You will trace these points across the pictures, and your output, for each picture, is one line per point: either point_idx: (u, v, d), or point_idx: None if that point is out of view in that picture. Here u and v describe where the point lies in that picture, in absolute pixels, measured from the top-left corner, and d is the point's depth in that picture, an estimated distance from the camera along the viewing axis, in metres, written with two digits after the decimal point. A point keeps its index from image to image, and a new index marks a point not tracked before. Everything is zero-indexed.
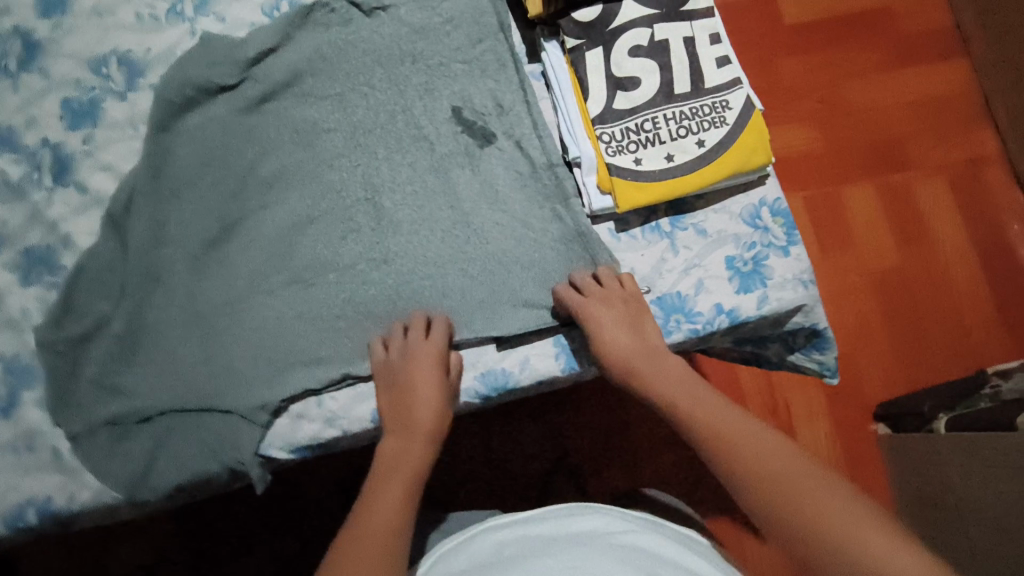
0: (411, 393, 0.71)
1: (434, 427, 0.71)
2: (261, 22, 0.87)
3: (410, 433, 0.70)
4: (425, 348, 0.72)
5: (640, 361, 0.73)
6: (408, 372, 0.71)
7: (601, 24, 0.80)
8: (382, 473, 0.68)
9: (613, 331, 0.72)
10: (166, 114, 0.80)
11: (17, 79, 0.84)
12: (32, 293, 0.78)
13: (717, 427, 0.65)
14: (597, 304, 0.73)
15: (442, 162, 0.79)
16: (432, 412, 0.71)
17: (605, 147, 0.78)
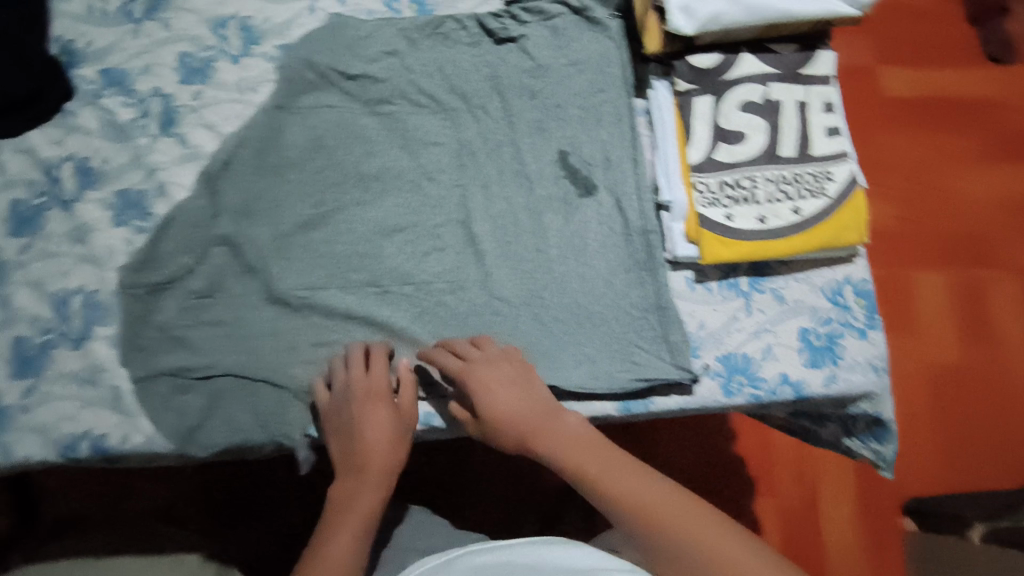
0: (359, 434, 0.71)
1: (382, 467, 0.71)
2: (379, 10, 0.87)
3: (358, 474, 0.70)
4: (369, 384, 0.71)
5: (539, 420, 0.70)
6: (357, 413, 0.71)
7: (717, 73, 0.77)
8: (334, 517, 0.69)
9: (506, 397, 0.71)
10: (286, 92, 0.80)
11: (141, 25, 0.85)
12: (120, 233, 0.78)
13: (613, 479, 0.66)
14: (481, 371, 0.71)
15: (539, 204, 0.80)
16: (385, 456, 0.71)
17: (699, 197, 0.77)
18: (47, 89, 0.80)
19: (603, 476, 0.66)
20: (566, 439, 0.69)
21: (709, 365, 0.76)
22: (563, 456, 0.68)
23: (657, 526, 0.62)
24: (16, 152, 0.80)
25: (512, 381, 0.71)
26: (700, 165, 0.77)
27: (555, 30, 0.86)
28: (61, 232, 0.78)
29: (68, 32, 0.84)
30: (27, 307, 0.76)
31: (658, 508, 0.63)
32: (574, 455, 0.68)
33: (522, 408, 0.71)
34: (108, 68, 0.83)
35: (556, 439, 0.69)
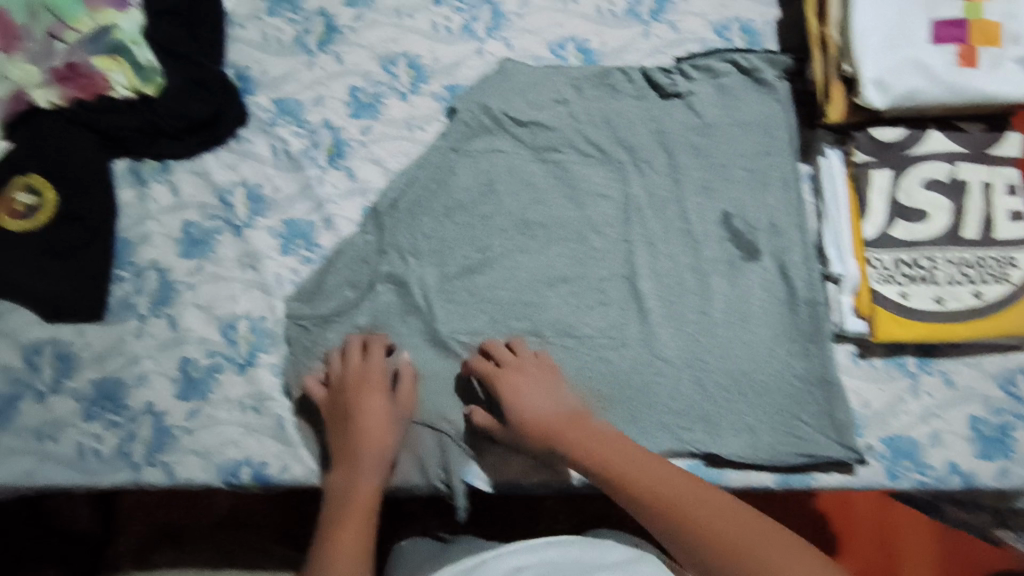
0: (353, 424, 0.71)
1: (376, 458, 0.71)
2: (546, 57, 0.88)
3: (356, 466, 0.70)
4: (365, 374, 0.73)
5: (555, 422, 0.71)
6: (352, 404, 0.72)
7: (901, 148, 0.76)
8: (334, 507, 0.69)
9: (525, 400, 0.72)
10: (461, 136, 0.81)
11: (315, 57, 0.86)
12: (288, 263, 0.79)
13: (626, 471, 0.66)
14: (514, 377, 0.72)
15: (704, 265, 0.81)
16: (378, 443, 0.71)
17: (873, 273, 0.76)
18: (224, 115, 0.81)
19: (631, 477, 0.65)
20: (589, 441, 0.69)
21: (873, 446, 0.75)
22: (589, 459, 0.68)
23: (671, 518, 0.62)
24: (189, 174, 0.81)
25: (535, 385, 0.72)
26: (876, 241, 0.76)
27: (721, 87, 0.86)
28: (231, 256, 0.79)
29: (243, 59, 0.85)
30: (195, 328, 0.76)
31: (696, 511, 0.62)
32: (598, 456, 0.68)
33: (553, 417, 0.71)
34: (283, 97, 0.84)
35: (581, 441, 0.69)
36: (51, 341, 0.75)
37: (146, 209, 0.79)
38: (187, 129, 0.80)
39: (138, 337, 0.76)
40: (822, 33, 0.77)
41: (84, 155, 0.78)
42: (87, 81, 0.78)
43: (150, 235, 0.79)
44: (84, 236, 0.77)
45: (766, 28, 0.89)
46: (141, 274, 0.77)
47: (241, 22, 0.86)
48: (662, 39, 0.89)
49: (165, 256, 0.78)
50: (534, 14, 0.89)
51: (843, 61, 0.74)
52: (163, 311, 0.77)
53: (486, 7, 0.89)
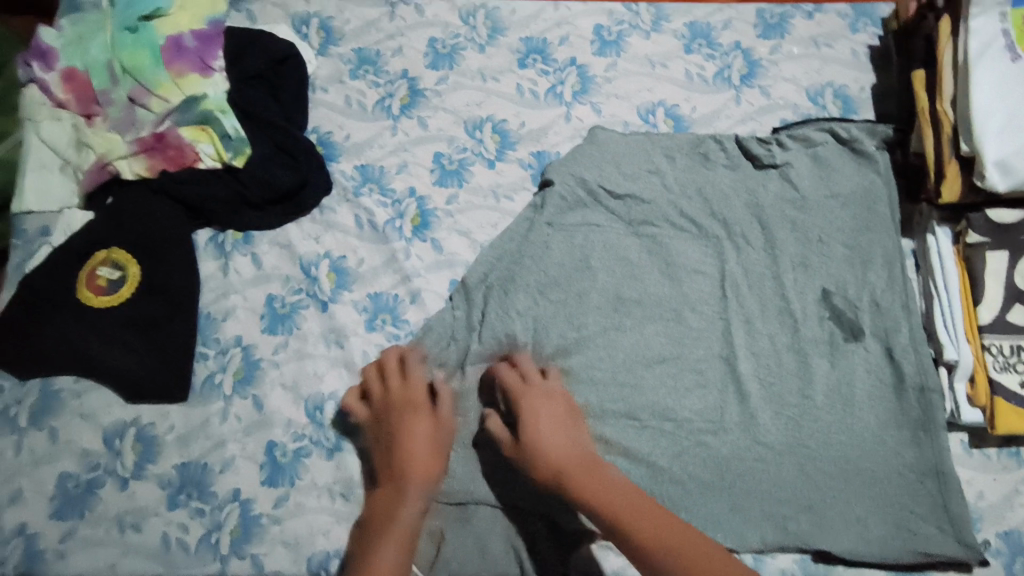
0: (396, 444, 0.69)
1: (420, 478, 0.67)
2: (635, 123, 0.85)
3: (398, 485, 0.67)
4: (406, 391, 0.71)
5: (573, 461, 0.66)
6: (396, 423, 0.70)
7: (1018, 230, 0.73)
8: (376, 531, 0.65)
9: (549, 434, 0.67)
10: (557, 209, 0.78)
11: (398, 122, 0.83)
12: (374, 339, 0.76)
13: (638, 526, 0.62)
14: (538, 406, 0.69)
15: (804, 345, 0.77)
16: (420, 464, 0.68)
17: (991, 360, 0.73)
18: (309, 183, 0.78)
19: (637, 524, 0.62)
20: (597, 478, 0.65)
21: (990, 541, 0.72)
22: (594, 500, 0.64)
23: None
24: (272, 245, 0.78)
25: (554, 406, 0.70)
26: (991, 326, 0.73)
27: (817, 157, 0.83)
28: (316, 332, 0.76)
29: (324, 123, 0.83)
30: (281, 409, 0.73)
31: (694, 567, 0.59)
32: (604, 498, 0.64)
33: (567, 446, 0.67)
34: (366, 164, 0.81)
35: (589, 484, 0.65)
36: (133, 423, 0.72)
37: (229, 282, 0.77)
38: (273, 200, 0.78)
39: (223, 419, 0.73)
40: (938, 109, 0.75)
41: (167, 226, 0.76)
42: (175, 153, 0.76)
43: (233, 310, 0.76)
44: (167, 310, 0.74)
45: (862, 95, 0.87)
46: (226, 351, 0.75)
47: (322, 85, 0.84)
48: (753, 104, 0.86)
49: (249, 332, 0.76)
50: (623, 78, 0.87)
51: (960, 140, 0.72)
52: (248, 391, 0.74)
53: (573, 69, 0.87)
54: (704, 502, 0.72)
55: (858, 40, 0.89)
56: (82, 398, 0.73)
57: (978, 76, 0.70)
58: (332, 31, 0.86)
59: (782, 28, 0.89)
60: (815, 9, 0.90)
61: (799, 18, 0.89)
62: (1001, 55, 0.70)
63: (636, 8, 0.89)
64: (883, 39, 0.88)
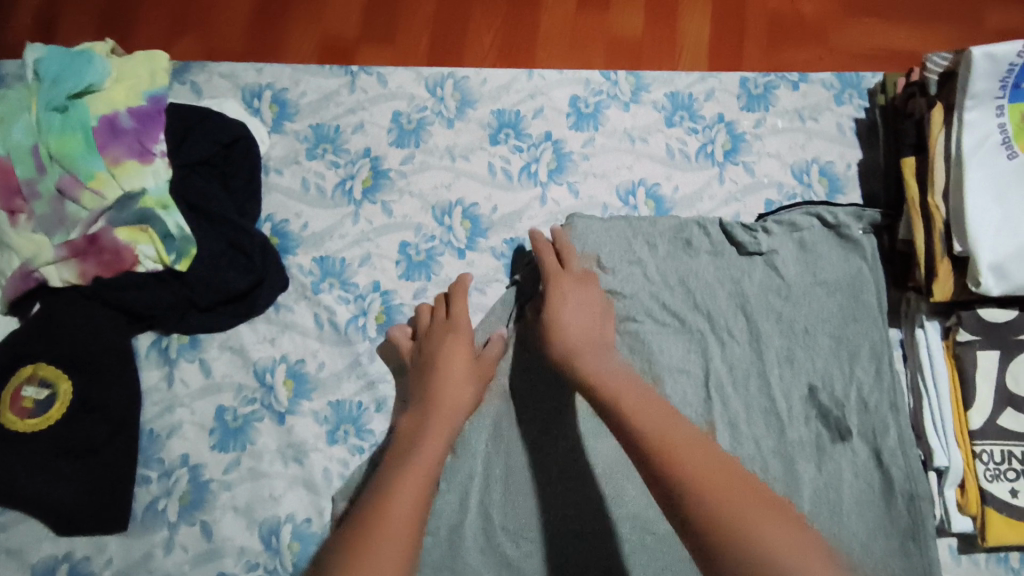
0: (435, 370, 0.65)
1: (455, 403, 0.62)
2: (614, 205, 0.80)
3: (437, 402, 0.62)
4: (452, 322, 0.69)
5: (589, 342, 0.63)
6: (436, 351, 0.67)
7: (1010, 330, 0.70)
8: (399, 448, 0.59)
9: (571, 311, 0.66)
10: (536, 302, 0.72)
11: (360, 207, 0.77)
12: (335, 454, 0.70)
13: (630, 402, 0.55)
14: (563, 287, 0.68)
15: (790, 449, 0.73)
16: (455, 396, 0.63)
17: (982, 468, 0.70)
18: (264, 281, 0.72)
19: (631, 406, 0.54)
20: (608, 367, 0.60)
21: None
22: (592, 380, 0.59)
23: (656, 457, 0.49)
24: (223, 350, 0.72)
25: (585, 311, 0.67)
26: (983, 432, 0.70)
27: (802, 242, 0.78)
28: (271, 448, 0.70)
29: (279, 211, 0.76)
30: (232, 536, 0.67)
31: (673, 439, 0.50)
32: (604, 375, 0.59)
33: (586, 328, 0.65)
34: (325, 256, 0.75)
35: (595, 361, 0.61)
36: (67, 558, 0.66)
37: (174, 394, 0.70)
38: (223, 301, 0.71)
39: (167, 550, 0.66)
40: (928, 202, 0.71)
41: (103, 335, 0.68)
42: (110, 256, 0.68)
43: (179, 426, 0.69)
44: (104, 430, 0.67)
45: (848, 172, 0.83)
46: (171, 473, 0.68)
47: (276, 167, 0.77)
48: (737, 182, 0.82)
49: (197, 450, 0.69)
50: (601, 154, 0.81)
51: (953, 239, 0.69)
52: (196, 517, 0.67)
53: (548, 145, 0.81)
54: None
55: (844, 112, 0.85)
56: (9, 531, 0.66)
57: (973, 173, 0.68)
58: (286, 105, 0.79)
59: (767, 99, 0.85)
60: (800, 79, 0.86)
61: (784, 89, 0.85)
62: (998, 152, 0.67)
63: (615, 77, 0.84)
64: (870, 112, 0.85)
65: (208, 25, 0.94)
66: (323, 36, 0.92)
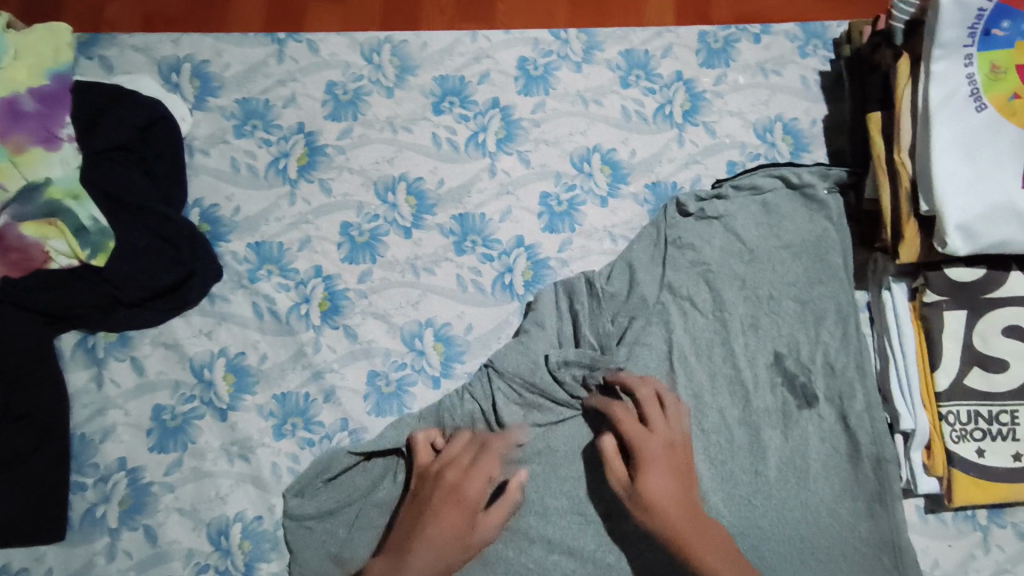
0: (423, 523, 0.64)
1: (428, 568, 0.63)
2: (568, 173, 0.75)
3: (403, 563, 0.62)
4: (464, 473, 0.65)
5: (679, 491, 0.66)
6: (437, 502, 0.64)
7: (977, 289, 0.68)
8: None
9: (660, 471, 0.66)
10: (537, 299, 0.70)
11: (296, 187, 0.72)
12: (283, 449, 0.67)
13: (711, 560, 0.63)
14: (651, 444, 0.66)
15: (756, 418, 0.71)
16: (428, 560, 0.63)
17: (948, 430, 0.69)
18: (196, 272, 0.68)
19: (685, 536, 0.64)
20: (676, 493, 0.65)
21: None
22: (677, 534, 0.64)
23: None
24: (156, 346, 0.68)
25: (666, 433, 0.68)
26: (949, 392, 0.69)
27: (766, 205, 0.75)
28: (214, 446, 0.66)
29: (208, 195, 0.71)
30: (178, 539, 0.65)
31: None
32: (691, 537, 0.64)
33: (673, 489, 0.66)
34: (261, 241, 0.70)
35: (683, 518, 0.65)
36: (4, 570, 0.63)
37: (105, 395, 0.66)
38: (152, 296, 0.67)
39: (109, 557, 0.64)
40: (894, 159, 0.68)
41: (19, 338, 0.64)
42: (17, 255, 0.64)
43: (113, 428, 0.66)
44: (30, 440, 0.63)
45: (813, 129, 0.79)
46: (108, 477, 0.65)
47: (202, 148, 0.72)
48: (697, 144, 0.77)
49: (134, 452, 0.66)
50: (553, 120, 0.76)
51: (920, 199, 0.65)
52: (138, 521, 0.64)
53: (496, 113, 0.76)
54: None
55: (809, 64, 0.80)
56: None
57: (941, 126, 0.64)
58: (209, 79, 0.73)
59: (727, 53, 0.80)
60: (762, 31, 0.81)
61: (745, 42, 0.80)
62: (965, 105, 0.64)
63: (565, 36, 0.79)
64: (835, 63, 0.80)
65: None
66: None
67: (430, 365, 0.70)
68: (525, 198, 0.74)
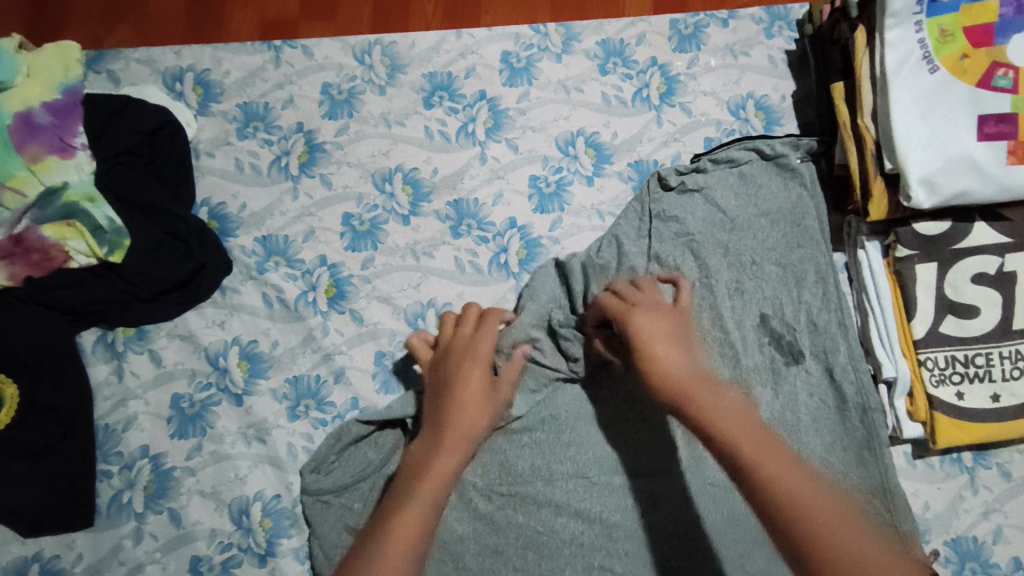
0: (447, 394, 0.64)
1: (470, 427, 0.63)
2: (554, 156, 0.80)
3: (444, 431, 0.62)
4: (463, 340, 0.67)
5: (676, 344, 0.60)
6: (451, 372, 0.65)
7: (945, 241, 0.72)
8: (405, 476, 0.60)
9: (655, 330, 0.61)
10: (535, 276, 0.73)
11: (298, 182, 0.76)
12: (298, 430, 0.70)
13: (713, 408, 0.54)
14: (643, 311, 0.63)
15: (747, 376, 0.75)
16: (469, 420, 0.63)
17: (928, 374, 0.72)
18: (206, 266, 0.71)
19: (685, 386, 0.56)
20: (680, 356, 0.58)
21: (939, 550, 0.74)
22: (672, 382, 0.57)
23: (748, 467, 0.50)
24: (172, 338, 0.71)
25: (657, 303, 0.65)
26: (926, 340, 0.73)
27: (742, 176, 0.79)
28: (232, 430, 0.70)
29: (215, 194, 0.75)
30: (202, 520, 0.67)
31: (751, 452, 0.51)
32: (691, 386, 0.56)
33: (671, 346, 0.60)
34: (268, 234, 0.74)
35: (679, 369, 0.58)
36: (35, 558, 0.66)
37: (126, 386, 0.70)
38: (167, 290, 0.71)
39: (136, 540, 0.67)
40: (859, 124, 0.72)
41: (44, 337, 0.68)
42: (39, 255, 0.68)
43: (135, 418, 0.69)
44: (56, 432, 0.67)
45: (783, 104, 0.83)
46: (132, 465, 0.68)
47: (207, 150, 0.76)
48: (675, 123, 0.82)
49: (156, 440, 0.69)
50: (537, 107, 0.81)
51: (884, 157, 0.70)
52: (162, 505, 0.67)
53: (483, 104, 0.80)
54: (663, 548, 0.67)
55: (775, 44, 0.85)
56: None
57: (898, 88, 0.68)
58: (211, 86, 0.78)
59: (697, 38, 0.85)
60: (730, 16, 0.86)
61: (713, 27, 0.85)
62: (920, 68, 0.68)
63: (544, 30, 0.84)
64: (799, 42, 0.85)
65: (141, 10, 0.88)
66: (262, 8, 0.87)
67: None
68: (515, 181, 0.79)
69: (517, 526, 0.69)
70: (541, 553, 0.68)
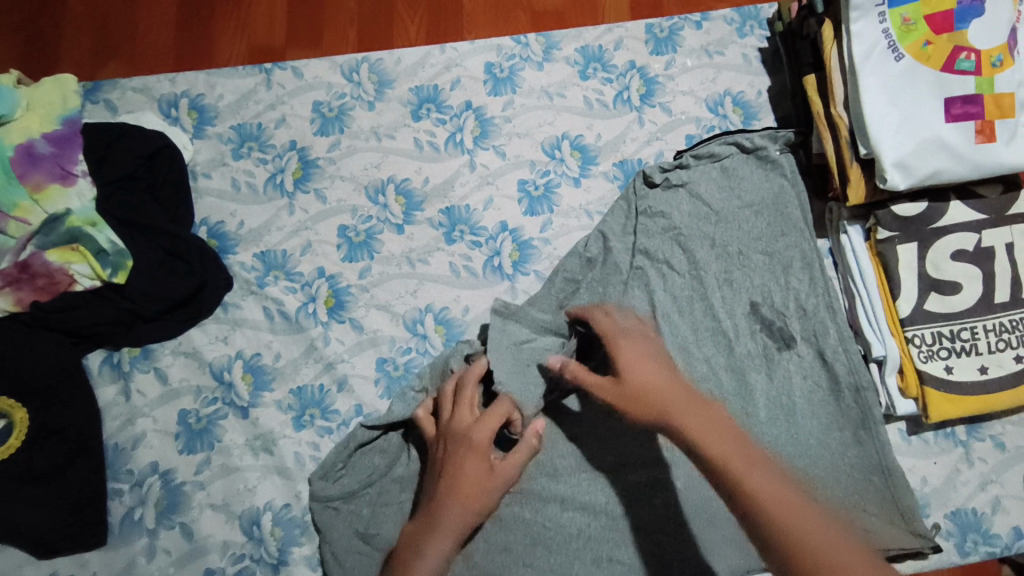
0: (444, 479, 0.62)
1: (466, 515, 0.60)
2: (541, 160, 0.82)
3: (436, 519, 0.60)
4: (463, 421, 0.64)
5: (654, 364, 0.61)
6: (449, 455, 0.63)
7: (923, 221, 0.75)
8: (402, 560, 0.58)
9: (634, 357, 0.61)
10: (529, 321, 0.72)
11: (294, 198, 0.78)
12: (303, 440, 0.71)
13: (694, 425, 0.55)
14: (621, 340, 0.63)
15: (740, 363, 0.76)
16: (462, 511, 0.60)
17: (916, 351, 0.74)
18: (207, 283, 0.73)
19: (666, 405, 0.57)
20: (659, 376, 0.59)
21: (940, 524, 0.75)
22: (652, 399, 0.57)
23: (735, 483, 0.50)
24: (177, 355, 0.73)
25: (632, 329, 0.65)
26: (912, 318, 0.75)
27: (725, 170, 0.81)
28: (239, 442, 0.71)
29: (214, 213, 0.77)
30: (213, 533, 0.68)
31: (735, 467, 0.51)
32: (672, 405, 0.57)
33: (649, 369, 0.60)
34: (267, 250, 0.76)
35: (659, 389, 0.58)
36: None
37: (133, 405, 0.71)
38: (170, 309, 0.72)
39: (150, 556, 0.68)
40: (832, 113, 0.75)
41: (50, 360, 0.69)
42: (44, 280, 0.70)
43: (143, 435, 0.70)
44: (67, 453, 0.68)
45: (759, 98, 0.86)
46: (142, 482, 0.69)
47: (204, 171, 0.78)
48: (656, 123, 0.85)
49: (165, 456, 0.70)
50: (522, 114, 0.83)
51: (858, 144, 0.72)
52: (174, 520, 0.68)
53: (469, 114, 0.83)
54: (669, 535, 0.69)
55: (748, 43, 0.88)
56: None
57: (867, 76, 0.71)
58: (205, 110, 0.80)
59: (673, 41, 0.88)
60: (702, 18, 0.89)
61: (687, 30, 0.88)
62: (886, 56, 0.71)
63: (525, 40, 0.86)
64: (771, 39, 0.88)
65: (131, 47, 0.91)
66: (248, 37, 0.90)
67: (433, 346, 0.74)
68: (505, 186, 0.81)
69: (524, 523, 0.70)
70: (549, 548, 0.69)
